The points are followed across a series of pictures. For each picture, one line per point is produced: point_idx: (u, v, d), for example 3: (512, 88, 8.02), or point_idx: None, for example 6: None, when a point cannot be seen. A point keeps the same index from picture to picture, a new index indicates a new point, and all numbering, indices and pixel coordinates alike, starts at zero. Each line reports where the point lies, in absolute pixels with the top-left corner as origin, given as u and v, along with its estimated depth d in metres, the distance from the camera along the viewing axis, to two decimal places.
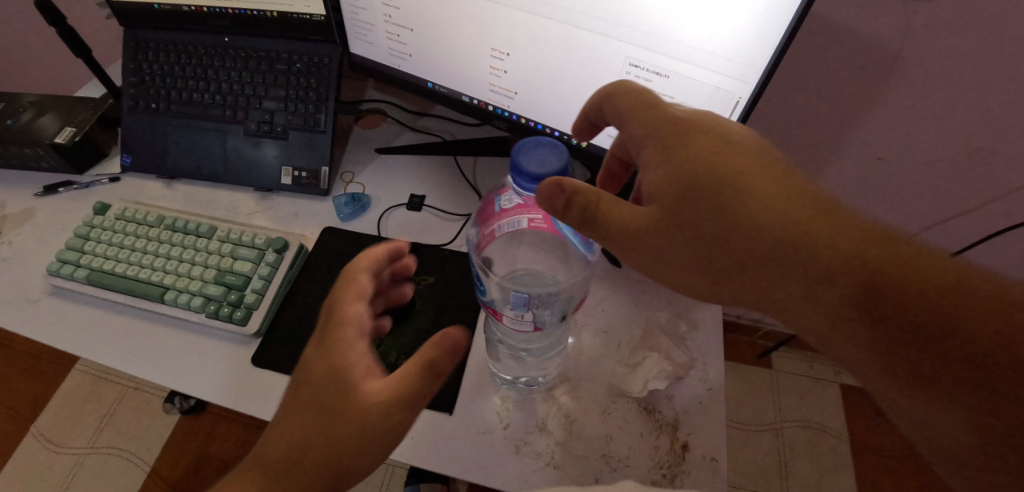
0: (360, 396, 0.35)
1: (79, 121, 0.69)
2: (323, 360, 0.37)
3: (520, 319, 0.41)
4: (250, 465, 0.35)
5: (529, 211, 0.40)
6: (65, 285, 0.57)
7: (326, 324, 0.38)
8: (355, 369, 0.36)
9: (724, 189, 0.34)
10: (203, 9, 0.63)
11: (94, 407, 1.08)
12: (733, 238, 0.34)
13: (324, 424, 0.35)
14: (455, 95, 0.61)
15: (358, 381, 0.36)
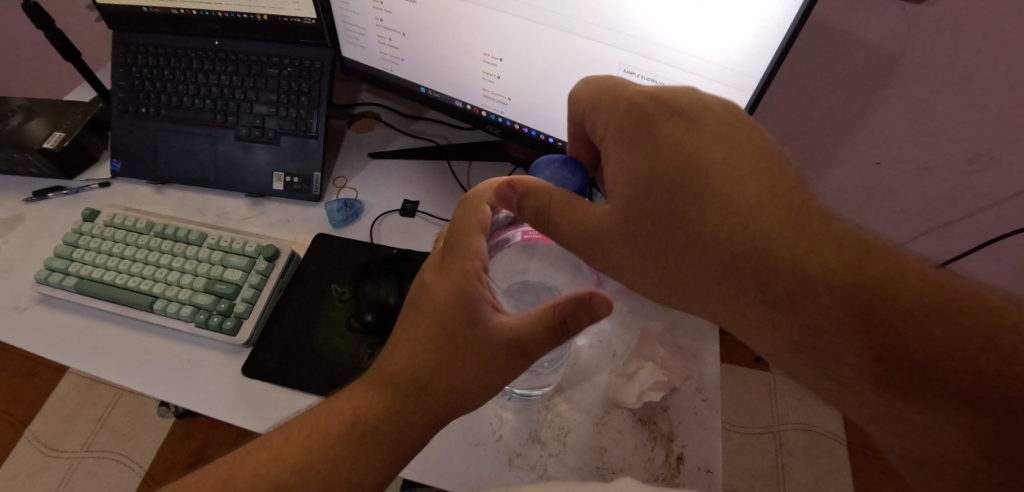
0: (486, 330, 0.36)
1: (68, 125, 0.68)
2: (441, 291, 0.37)
3: None
4: (372, 379, 0.38)
5: None
6: (54, 293, 0.56)
7: (449, 258, 0.38)
8: (483, 305, 0.37)
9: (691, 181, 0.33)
10: (192, 12, 0.62)
11: (89, 410, 1.07)
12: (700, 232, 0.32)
13: (446, 356, 0.36)
14: (448, 100, 0.60)
15: (488, 319, 0.37)
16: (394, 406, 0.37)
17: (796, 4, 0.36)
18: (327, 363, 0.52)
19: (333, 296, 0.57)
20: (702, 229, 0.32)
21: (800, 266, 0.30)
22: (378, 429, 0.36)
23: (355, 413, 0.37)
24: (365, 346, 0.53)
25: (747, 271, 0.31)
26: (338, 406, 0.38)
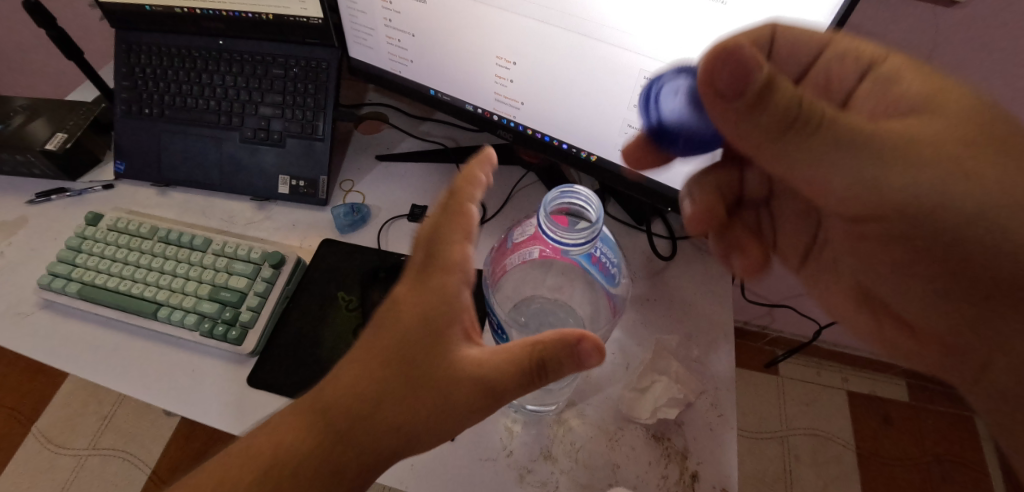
0: (454, 360, 0.36)
1: (71, 126, 0.67)
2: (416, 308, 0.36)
3: None
4: (299, 413, 0.36)
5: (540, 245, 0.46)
6: (57, 299, 0.56)
7: (432, 269, 0.37)
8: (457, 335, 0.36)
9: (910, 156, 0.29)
10: (195, 11, 0.61)
11: (95, 408, 1.07)
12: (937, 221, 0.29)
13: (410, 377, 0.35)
14: (459, 103, 0.59)
15: (458, 348, 0.36)
16: (314, 442, 0.35)
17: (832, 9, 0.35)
18: None
19: (340, 304, 0.55)
20: (942, 231, 0.29)
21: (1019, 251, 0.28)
22: (297, 470, 0.35)
23: (275, 453, 0.35)
24: None
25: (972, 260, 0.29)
26: (257, 442, 0.36)
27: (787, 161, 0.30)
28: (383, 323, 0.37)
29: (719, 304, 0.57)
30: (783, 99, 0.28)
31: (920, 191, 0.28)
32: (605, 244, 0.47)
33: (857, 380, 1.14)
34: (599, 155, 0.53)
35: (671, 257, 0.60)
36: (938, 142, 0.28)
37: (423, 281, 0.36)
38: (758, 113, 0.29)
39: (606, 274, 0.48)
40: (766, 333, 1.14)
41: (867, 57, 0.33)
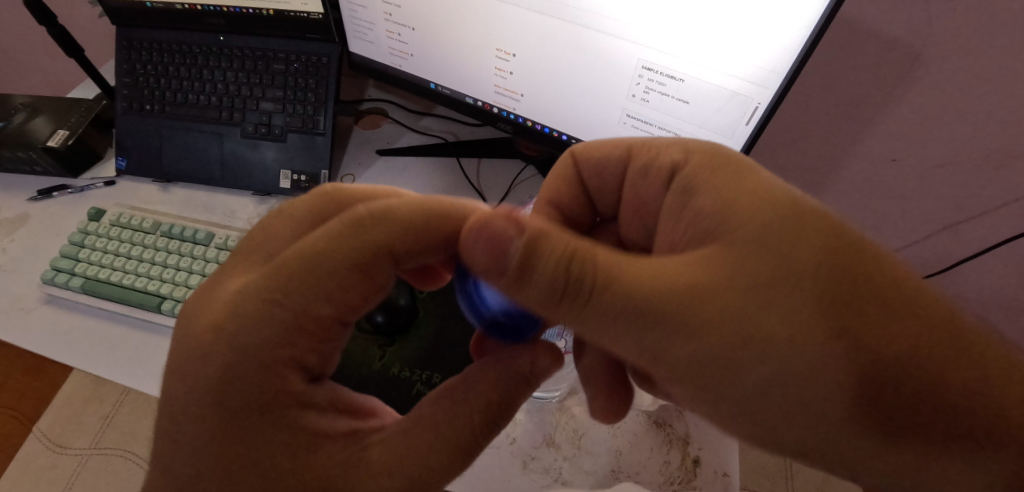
0: (325, 461, 0.30)
1: (72, 123, 0.67)
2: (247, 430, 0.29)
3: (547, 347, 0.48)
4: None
5: None
6: (60, 294, 0.56)
7: (254, 374, 0.29)
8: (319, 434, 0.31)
9: (709, 306, 0.26)
10: (196, 7, 0.61)
11: (96, 407, 1.07)
12: (789, 377, 0.25)
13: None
14: (459, 96, 0.59)
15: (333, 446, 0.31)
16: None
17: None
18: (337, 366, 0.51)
19: None
20: (805, 388, 0.25)
21: (879, 360, 0.25)
22: None
23: None
24: (376, 347, 0.52)
25: (867, 391, 0.25)
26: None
27: (581, 329, 0.29)
28: (204, 466, 0.28)
29: None
30: (552, 257, 0.28)
31: (733, 340, 0.26)
32: None
33: None
34: None
35: None
36: (726, 279, 0.26)
37: (239, 380, 0.29)
38: (529, 283, 0.29)
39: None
40: None
41: (665, 168, 0.34)
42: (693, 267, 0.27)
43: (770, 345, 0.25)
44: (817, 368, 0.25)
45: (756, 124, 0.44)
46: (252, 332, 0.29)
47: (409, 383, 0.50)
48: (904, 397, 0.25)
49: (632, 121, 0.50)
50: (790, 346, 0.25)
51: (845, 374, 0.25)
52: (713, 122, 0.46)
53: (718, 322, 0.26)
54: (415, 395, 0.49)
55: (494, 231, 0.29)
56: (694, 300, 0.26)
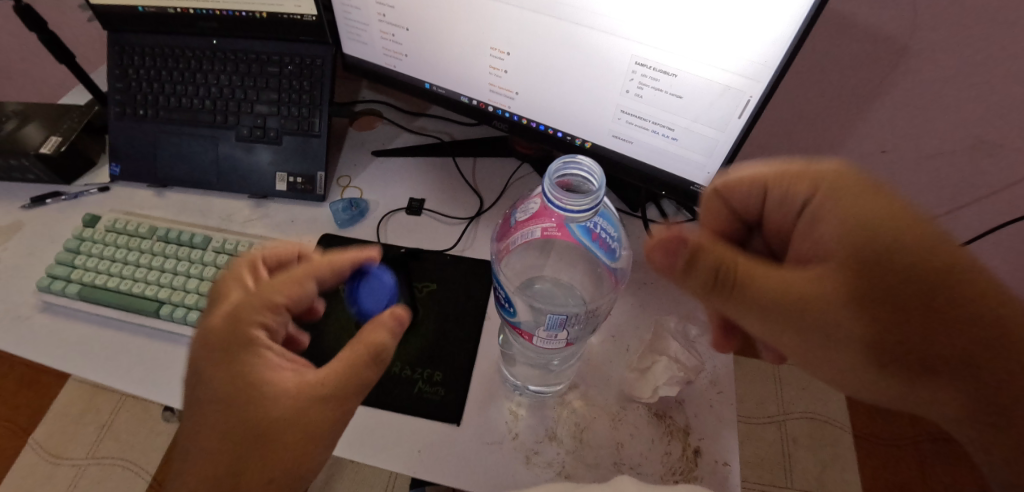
0: (274, 398, 0.35)
1: (65, 129, 0.66)
2: (227, 381, 0.35)
3: (550, 339, 0.42)
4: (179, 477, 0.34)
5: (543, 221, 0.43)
6: (57, 301, 0.56)
7: (233, 345, 0.36)
8: (286, 386, 0.35)
9: (825, 314, 0.31)
10: (188, 10, 0.61)
11: (92, 416, 1.06)
12: (900, 351, 0.31)
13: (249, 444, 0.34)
14: (454, 95, 0.59)
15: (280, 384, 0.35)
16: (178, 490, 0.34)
17: None
18: None
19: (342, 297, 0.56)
20: (909, 364, 0.31)
21: (956, 351, 0.31)
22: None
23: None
24: None
25: (945, 372, 0.31)
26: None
27: (735, 316, 0.33)
28: (197, 423, 0.35)
29: None
30: (705, 265, 0.33)
31: (879, 337, 0.31)
32: (604, 219, 0.45)
33: None
34: (594, 141, 0.54)
35: None
36: (840, 287, 0.31)
37: (226, 343, 0.36)
38: (729, 292, 0.33)
39: (607, 250, 0.46)
40: None
41: (803, 184, 0.35)
42: (822, 272, 0.32)
43: (873, 338, 0.31)
44: (910, 350, 0.31)
45: (748, 118, 0.44)
46: (229, 329, 0.36)
47: (410, 382, 0.50)
48: (993, 388, 0.31)
49: (626, 117, 0.50)
50: (891, 333, 0.31)
51: (939, 356, 0.31)
52: (706, 117, 0.46)
53: (840, 315, 0.31)
54: (417, 393, 0.49)
55: (663, 241, 0.34)
56: (802, 307, 0.31)
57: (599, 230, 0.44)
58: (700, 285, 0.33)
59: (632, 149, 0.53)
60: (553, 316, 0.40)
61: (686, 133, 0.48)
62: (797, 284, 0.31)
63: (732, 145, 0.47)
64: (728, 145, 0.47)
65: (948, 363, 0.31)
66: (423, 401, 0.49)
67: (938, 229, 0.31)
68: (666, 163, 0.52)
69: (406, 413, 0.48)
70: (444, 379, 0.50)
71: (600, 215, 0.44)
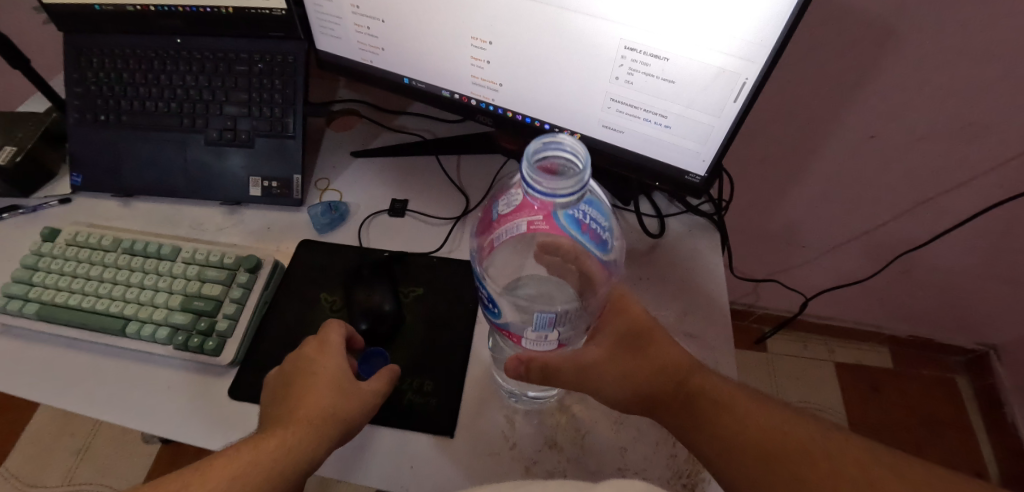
0: (342, 367, 0.42)
1: (20, 139, 0.62)
2: (322, 359, 0.42)
3: (541, 339, 0.39)
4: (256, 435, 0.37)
5: (529, 214, 0.39)
6: (14, 323, 0.52)
7: (304, 355, 0.42)
8: (363, 385, 0.42)
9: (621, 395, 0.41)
10: (149, 8, 0.57)
11: (68, 441, 1.01)
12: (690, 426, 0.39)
13: (317, 392, 0.40)
14: (434, 90, 0.57)
15: (343, 361, 0.42)
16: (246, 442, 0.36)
17: None
18: None
19: (323, 305, 0.53)
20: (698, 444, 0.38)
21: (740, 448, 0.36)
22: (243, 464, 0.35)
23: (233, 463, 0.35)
24: None
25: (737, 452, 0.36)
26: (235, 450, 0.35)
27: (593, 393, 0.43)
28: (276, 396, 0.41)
29: (712, 278, 0.57)
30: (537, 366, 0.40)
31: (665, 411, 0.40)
32: (591, 208, 0.41)
33: (842, 351, 1.25)
34: (583, 133, 0.52)
35: (661, 235, 0.60)
36: (607, 366, 0.41)
37: (296, 352, 0.43)
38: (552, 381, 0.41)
39: (600, 243, 0.41)
40: (752, 310, 1.25)
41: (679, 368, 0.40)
42: (595, 356, 0.41)
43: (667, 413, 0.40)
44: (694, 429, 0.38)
45: (744, 102, 0.42)
46: (294, 356, 0.43)
47: (399, 393, 0.47)
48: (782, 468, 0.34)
49: (616, 106, 0.48)
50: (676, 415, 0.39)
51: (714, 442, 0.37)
52: (700, 101, 0.44)
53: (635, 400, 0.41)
54: (407, 405, 0.46)
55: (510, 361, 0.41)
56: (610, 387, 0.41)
57: (589, 220, 0.40)
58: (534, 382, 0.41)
59: (623, 139, 0.51)
60: (541, 315, 0.37)
61: (679, 120, 0.46)
62: (580, 365, 0.41)
63: (728, 131, 0.45)
64: (723, 130, 0.45)
65: (718, 449, 0.37)
66: (414, 413, 0.46)
67: (666, 348, 0.41)
68: (659, 153, 0.50)
69: (396, 427, 0.45)
70: (435, 388, 0.48)
71: (587, 204, 0.40)
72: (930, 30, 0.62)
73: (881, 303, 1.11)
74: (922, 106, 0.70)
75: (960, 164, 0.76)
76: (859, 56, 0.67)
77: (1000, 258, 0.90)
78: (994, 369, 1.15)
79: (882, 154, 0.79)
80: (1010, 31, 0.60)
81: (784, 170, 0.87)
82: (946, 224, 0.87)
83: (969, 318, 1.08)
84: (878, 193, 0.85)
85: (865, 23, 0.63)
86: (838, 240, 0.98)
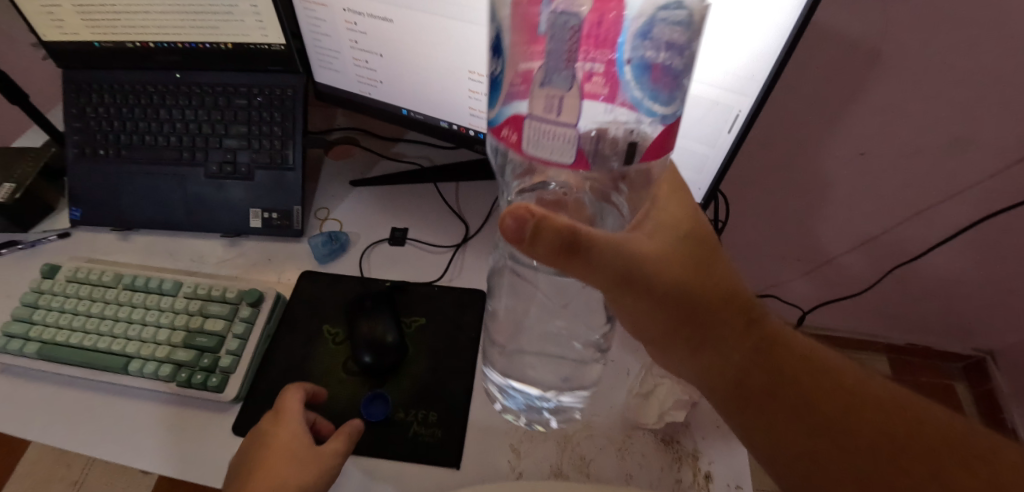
0: (291, 433, 0.42)
1: (19, 175, 0.62)
2: (274, 428, 0.42)
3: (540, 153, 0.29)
4: None
5: (590, 54, 0.28)
6: (14, 362, 0.51)
7: (261, 425, 0.43)
8: (316, 447, 0.42)
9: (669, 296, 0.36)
10: (148, 44, 0.58)
11: (63, 474, 1.00)
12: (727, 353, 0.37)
13: (273, 463, 0.40)
14: (433, 121, 0.57)
15: (292, 427, 0.42)
16: None
17: (798, 5, 0.35)
18: (323, 414, 0.48)
19: (325, 338, 0.53)
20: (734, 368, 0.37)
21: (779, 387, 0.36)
22: None
23: None
24: (366, 389, 0.49)
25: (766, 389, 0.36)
26: None
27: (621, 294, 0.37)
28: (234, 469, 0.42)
29: None
30: (549, 235, 0.30)
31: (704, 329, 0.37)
32: (665, 34, 0.29)
33: None
34: None
35: None
36: (653, 260, 0.35)
37: (257, 425, 0.44)
38: (578, 259, 0.31)
39: (669, 89, 0.30)
40: None
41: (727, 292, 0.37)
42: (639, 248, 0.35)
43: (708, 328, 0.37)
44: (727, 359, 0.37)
45: (738, 133, 0.44)
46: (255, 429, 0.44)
47: (403, 425, 0.47)
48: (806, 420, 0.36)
49: None
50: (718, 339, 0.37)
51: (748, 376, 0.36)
52: (695, 132, 0.45)
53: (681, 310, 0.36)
54: (412, 437, 0.46)
55: (516, 212, 0.30)
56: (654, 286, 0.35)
57: (658, 54, 0.29)
58: (539, 248, 0.31)
59: None
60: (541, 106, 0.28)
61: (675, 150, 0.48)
62: (622, 253, 0.33)
63: (722, 160, 0.46)
64: (718, 159, 0.47)
65: (750, 378, 0.36)
66: (419, 446, 0.46)
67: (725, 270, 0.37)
68: None
69: (403, 461, 0.45)
70: (440, 419, 0.48)
71: (660, 24, 0.29)
72: (915, 52, 0.64)
73: (878, 313, 1.12)
74: (910, 124, 0.72)
75: (951, 178, 0.77)
76: (848, 77, 0.68)
77: (993, 267, 0.92)
78: (991, 374, 1.16)
79: (874, 169, 0.80)
80: (993, 52, 0.62)
81: (777, 187, 0.88)
82: (940, 236, 0.88)
83: (965, 325, 1.09)
84: (872, 207, 0.86)
85: (851, 46, 0.65)
86: (832, 254, 0.99)
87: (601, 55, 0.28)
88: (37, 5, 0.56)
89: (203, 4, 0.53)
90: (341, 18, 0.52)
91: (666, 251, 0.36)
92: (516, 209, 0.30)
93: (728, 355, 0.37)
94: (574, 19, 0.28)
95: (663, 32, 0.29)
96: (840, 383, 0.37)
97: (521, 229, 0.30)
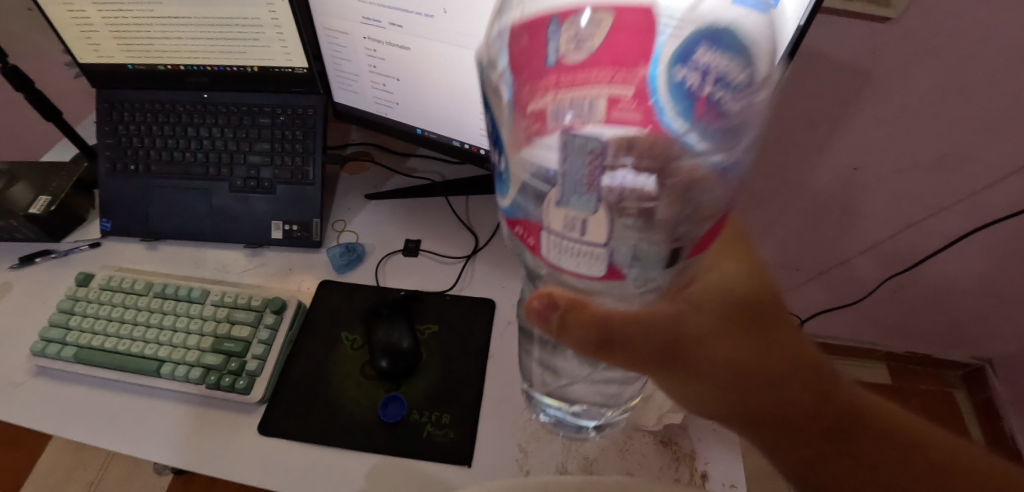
0: None
1: (54, 187, 0.66)
2: None
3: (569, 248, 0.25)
4: None
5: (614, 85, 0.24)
6: (52, 366, 0.55)
7: None
8: None
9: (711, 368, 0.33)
10: (179, 67, 0.62)
11: (80, 474, 1.02)
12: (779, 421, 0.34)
13: None
14: (446, 140, 0.61)
15: None
16: None
17: None
18: (343, 415, 0.51)
19: (344, 344, 0.56)
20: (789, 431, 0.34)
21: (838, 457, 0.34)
22: None
23: None
24: (383, 392, 0.53)
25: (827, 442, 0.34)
26: None
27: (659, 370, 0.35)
28: None
29: None
30: (577, 325, 0.30)
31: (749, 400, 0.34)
32: (708, 61, 0.24)
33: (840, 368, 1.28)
34: None
35: None
36: (688, 329, 0.33)
37: None
38: (612, 348, 0.31)
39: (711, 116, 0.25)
40: None
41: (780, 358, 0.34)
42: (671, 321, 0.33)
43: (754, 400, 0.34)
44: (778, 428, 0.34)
45: None
46: None
47: (418, 426, 0.50)
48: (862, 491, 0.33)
49: None
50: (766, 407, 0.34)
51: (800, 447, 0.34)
52: None
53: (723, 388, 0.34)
54: (427, 437, 0.50)
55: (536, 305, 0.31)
56: (694, 357, 0.33)
57: (703, 83, 0.24)
58: (567, 337, 0.31)
59: None
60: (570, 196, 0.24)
61: None
62: (650, 332, 0.32)
63: None
64: None
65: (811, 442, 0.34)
66: (434, 445, 0.49)
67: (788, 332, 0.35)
68: None
69: (418, 459, 0.49)
70: (453, 421, 0.51)
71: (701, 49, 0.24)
72: (902, 73, 0.67)
73: (874, 321, 1.15)
74: (899, 141, 0.75)
75: (941, 191, 0.81)
76: (839, 96, 0.72)
77: (986, 276, 0.95)
78: (990, 382, 1.19)
79: (866, 183, 0.83)
80: (975, 75, 0.65)
81: (774, 199, 0.91)
82: (933, 246, 0.91)
83: (961, 334, 1.11)
84: (866, 219, 0.90)
85: (841, 67, 0.69)
86: (828, 264, 1.02)
87: (626, 82, 0.24)
88: (75, 31, 0.59)
89: (232, 32, 0.57)
90: (361, 45, 0.56)
91: (703, 322, 0.33)
92: (541, 301, 0.30)
93: (779, 415, 0.34)
94: (589, 45, 0.25)
95: (707, 57, 0.24)
96: (892, 435, 0.35)
97: (547, 318, 0.30)
